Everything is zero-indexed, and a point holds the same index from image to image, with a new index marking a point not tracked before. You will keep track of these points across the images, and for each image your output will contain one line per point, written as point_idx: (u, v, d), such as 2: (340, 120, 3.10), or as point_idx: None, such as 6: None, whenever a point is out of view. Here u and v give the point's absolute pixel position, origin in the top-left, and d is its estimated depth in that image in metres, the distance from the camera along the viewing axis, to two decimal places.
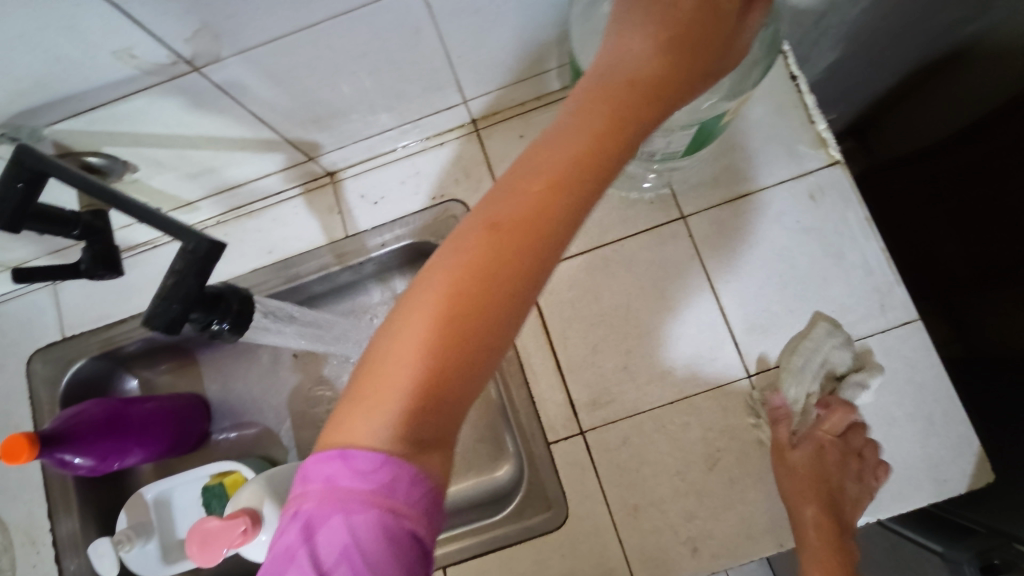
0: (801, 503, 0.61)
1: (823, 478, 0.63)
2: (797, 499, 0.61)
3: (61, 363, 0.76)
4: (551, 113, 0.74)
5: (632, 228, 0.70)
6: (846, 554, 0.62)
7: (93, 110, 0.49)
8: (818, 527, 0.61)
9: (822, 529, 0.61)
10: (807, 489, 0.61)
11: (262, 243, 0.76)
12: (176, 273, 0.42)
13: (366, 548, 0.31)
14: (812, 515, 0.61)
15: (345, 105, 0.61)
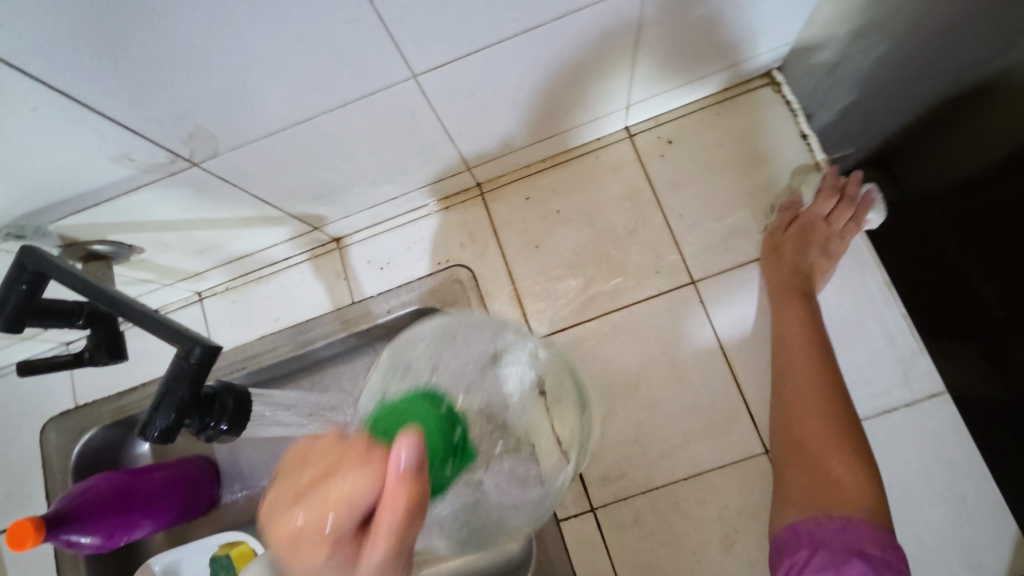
0: (781, 327, 0.61)
1: (807, 279, 0.64)
2: (783, 327, 0.61)
3: (73, 432, 0.76)
4: (556, 176, 0.73)
5: (641, 294, 0.68)
6: (852, 428, 0.55)
7: (97, 206, 0.50)
8: (807, 394, 0.57)
9: (807, 381, 0.58)
10: (786, 289, 0.63)
11: (269, 310, 0.76)
12: (170, 380, 0.42)
13: None
14: (785, 327, 0.61)
15: (346, 181, 0.62)
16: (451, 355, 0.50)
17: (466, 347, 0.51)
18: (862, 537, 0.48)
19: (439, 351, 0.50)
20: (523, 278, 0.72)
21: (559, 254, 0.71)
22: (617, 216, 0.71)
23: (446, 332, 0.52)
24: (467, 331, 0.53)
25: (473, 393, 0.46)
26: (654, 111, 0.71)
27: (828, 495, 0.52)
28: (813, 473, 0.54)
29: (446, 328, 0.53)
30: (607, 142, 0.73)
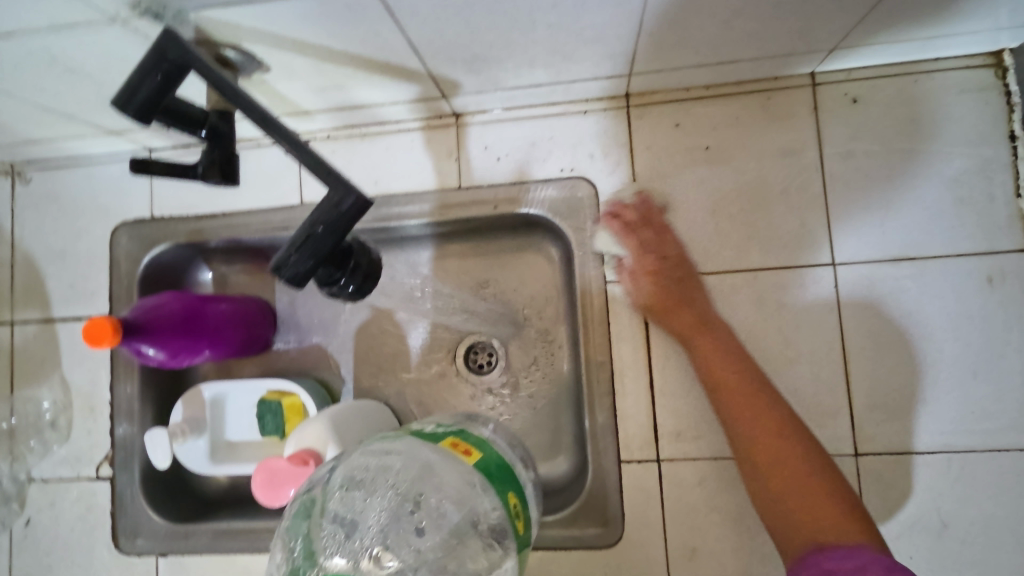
0: (707, 364, 0.59)
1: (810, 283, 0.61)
2: (709, 369, 0.59)
3: (145, 242, 0.74)
4: (716, 109, 0.65)
5: (773, 262, 0.63)
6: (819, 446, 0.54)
7: (247, 3, 0.43)
8: (754, 424, 0.55)
9: (738, 405, 0.56)
10: (702, 327, 0.60)
11: (368, 172, 0.71)
12: (316, 224, 0.37)
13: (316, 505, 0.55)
14: (727, 376, 0.58)
15: (505, 52, 0.54)
16: (382, 513, 0.43)
17: (411, 533, 0.42)
18: (870, 556, 0.44)
19: (387, 519, 0.43)
20: (649, 210, 0.66)
21: (693, 196, 0.65)
22: (771, 171, 0.64)
23: (422, 475, 0.44)
24: (434, 485, 0.44)
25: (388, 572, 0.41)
26: (854, 62, 0.62)
27: (816, 525, 0.49)
28: (793, 503, 0.51)
29: (398, 475, 0.44)
30: (786, 85, 0.64)
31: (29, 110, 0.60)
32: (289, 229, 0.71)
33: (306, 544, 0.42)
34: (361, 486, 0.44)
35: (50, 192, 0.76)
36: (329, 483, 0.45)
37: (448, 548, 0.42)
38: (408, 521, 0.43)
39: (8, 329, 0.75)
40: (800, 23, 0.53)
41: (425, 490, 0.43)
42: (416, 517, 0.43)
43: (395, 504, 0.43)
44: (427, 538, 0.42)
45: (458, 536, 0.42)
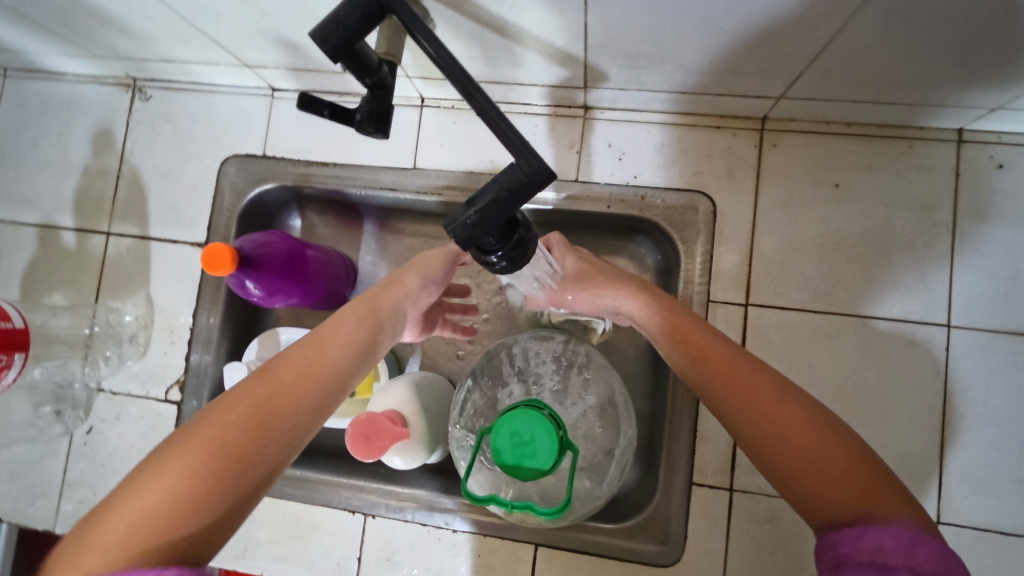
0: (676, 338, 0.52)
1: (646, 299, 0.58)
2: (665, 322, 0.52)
3: (252, 178, 0.74)
4: (852, 148, 0.64)
5: (884, 312, 0.62)
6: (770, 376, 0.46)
7: None
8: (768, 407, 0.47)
9: (714, 362, 0.48)
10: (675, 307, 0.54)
11: (486, 148, 0.71)
12: (499, 188, 0.37)
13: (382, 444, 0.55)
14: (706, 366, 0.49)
15: (669, 53, 0.54)
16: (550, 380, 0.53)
17: (578, 392, 0.52)
18: (894, 533, 0.37)
19: (557, 385, 0.52)
20: (765, 236, 0.65)
21: (813, 231, 0.64)
22: (899, 220, 0.62)
23: (585, 364, 0.55)
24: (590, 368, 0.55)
25: (570, 412, 0.50)
26: (1008, 127, 0.60)
27: (834, 479, 0.41)
28: (799, 452, 0.42)
29: (563, 359, 0.55)
30: (931, 136, 0.63)
31: (183, 27, 0.60)
32: (397, 191, 0.72)
33: (492, 389, 0.53)
34: (534, 360, 0.54)
35: (166, 113, 0.77)
36: (513, 354, 0.56)
37: (601, 412, 0.52)
38: (576, 381, 0.53)
39: (103, 239, 0.76)
40: (980, 76, 0.52)
41: (587, 367, 0.55)
42: (581, 380, 0.53)
43: (563, 370, 0.53)
44: (591, 396, 0.52)
45: (608, 406, 0.53)
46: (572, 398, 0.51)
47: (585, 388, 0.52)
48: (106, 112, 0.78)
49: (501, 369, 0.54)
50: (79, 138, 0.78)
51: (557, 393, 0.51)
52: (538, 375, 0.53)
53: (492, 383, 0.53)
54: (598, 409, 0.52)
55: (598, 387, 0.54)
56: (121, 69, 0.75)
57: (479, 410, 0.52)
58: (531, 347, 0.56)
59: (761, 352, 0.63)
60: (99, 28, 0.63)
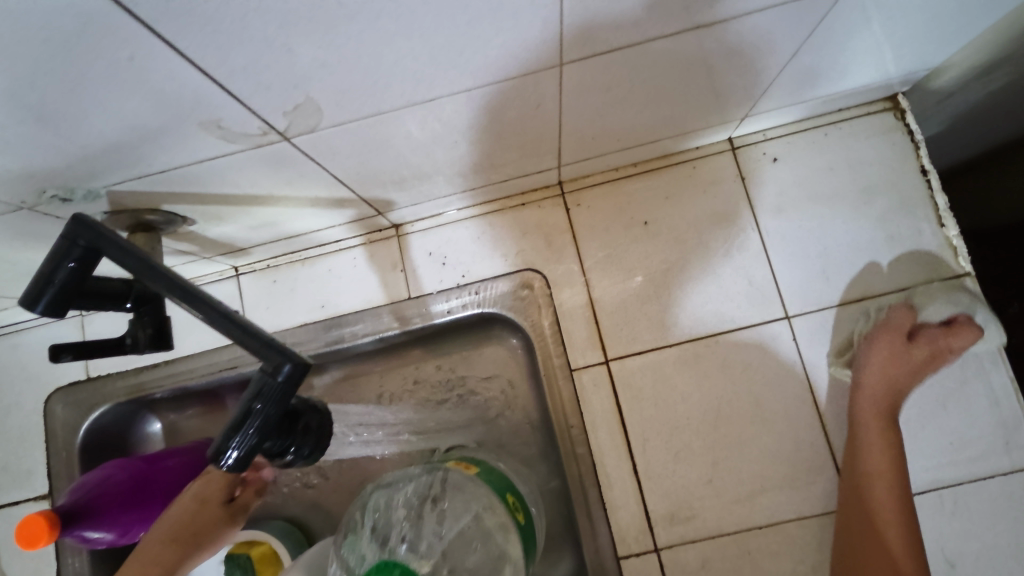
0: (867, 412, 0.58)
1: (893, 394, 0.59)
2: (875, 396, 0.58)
3: (83, 407, 0.69)
4: (646, 184, 0.67)
5: (729, 324, 0.63)
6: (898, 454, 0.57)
7: (157, 174, 0.42)
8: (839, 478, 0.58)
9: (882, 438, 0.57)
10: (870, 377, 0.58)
11: (314, 296, 0.69)
12: (250, 399, 0.35)
13: None
14: (875, 463, 0.56)
15: (433, 169, 0.55)
16: (406, 522, 0.49)
17: (437, 524, 0.49)
18: None
19: (414, 523, 0.49)
20: (600, 291, 0.66)
21: (641, 271, 0.66)
22: (710, 235, 0.65)
23: (447, 489, 0.51)
24: (454, 490, 0.51)
25: (427, 555, 0.46)
26: (764, 126, 0.65)
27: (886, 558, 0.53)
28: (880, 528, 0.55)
29: (418, 490, 0.51)
30: (707, 153, 0.67)
31: None
32: (239, 367, 0.69)
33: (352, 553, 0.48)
34: (386, 510, 0.50)
35: None
36: (365, 507, 0.51)
37: (467, 535, 0.48)
38: (431, 517, 0.49)
39: None
40: (709, 102, 0.56)
41: (443, 496, 0.51)
42: (438, 513, 0.50)
43: (416, 511, 0.50)
44: (449, 529, 0.48)
45: (473, 529, 0.49)
46: (429, 540, 0.47)
47: (441, 523, 0.49)
48: None
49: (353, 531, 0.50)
50: None
51: (415, 533, 0.48)
52: (398, 517, 0.50)
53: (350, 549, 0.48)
54: (459, 536, 0.48)
55: (460, 511, 0.50)
56: None
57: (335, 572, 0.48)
58: (382, 496, 0.52)
59: (637, 402, 0.63)
60: None
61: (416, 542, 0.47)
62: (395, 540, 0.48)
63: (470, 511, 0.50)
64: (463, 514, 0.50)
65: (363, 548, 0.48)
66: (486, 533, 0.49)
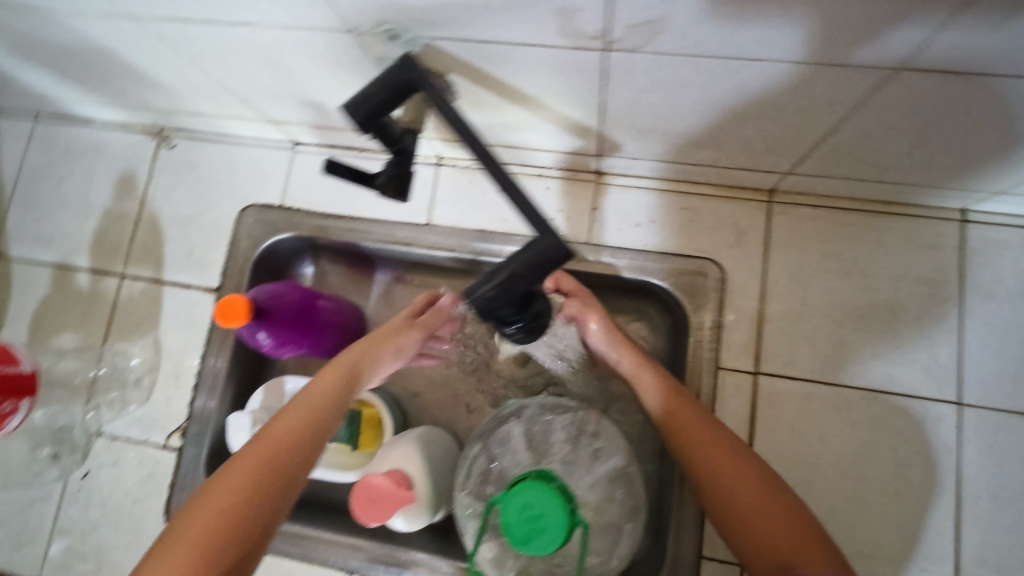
0: (682, 427, 0.54)
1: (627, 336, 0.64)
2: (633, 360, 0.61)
3: (270, 227, 0.75)
4: (856, 223, 0.66)
5: (895, 387, 0.62)
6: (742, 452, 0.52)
7: (477, 43, 0.45)
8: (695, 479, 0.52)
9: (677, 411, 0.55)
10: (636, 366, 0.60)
11: (501, 208, 0.73)
12: (520, 264, 0.38)
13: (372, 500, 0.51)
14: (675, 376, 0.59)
15: (683, 130, 0.56)
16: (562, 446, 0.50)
17: (592, 459, 0.50)
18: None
19: (570, 449, 0.50)
20: (774, 305, 0.65)
21: (821, 303, 0.65)
22: (906, 294, 0.63)
23: (600, 431, 0.52)
24: (606, 433, 0.52)
25: (580, 483, 0.48)
26: (1009, 210, 0.62)
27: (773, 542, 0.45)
28: (752, 518, 0.47)
29: (572, 423, 0.52)
30: (935, 216, 0.64)
31: (213, 86, 0.63)
32: (410, 245, 0.73)
33: (507, 455, 0.51)
34: (545, 432, 0.51)
35: (190, 161, 0.79)
36: (522, 418, 0.53)
37: (613, 481, 0.49)
38: (586, 448, 0.50)
39: (118, 280, 0.77)
40: (979, 164, 0.54)
41: (598, 434, 0.52)
42: (592, 447, 0.51)
43: (572, 440, 0.51)
44: (603, 465, 0.49)
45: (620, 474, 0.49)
46: (582, 470, 0.49)
47: (596, 458, 0.50)
48: (131, 158, 0.80)
49: (510, 436, 0.52)
50: (102, 183, 0.80)
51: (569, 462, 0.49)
52: (554, 438, 0.51)
53: (506, 449, 0.51)
54: (608, 477, 0.49)
55: (611, 456, 0.50)
56: (150, 118, 0.77)
57: (491, 473, 0.51)
58: (537, 416, 0.53)
59: (772, 423, 0.63)
60: (132, 82, 0.66)
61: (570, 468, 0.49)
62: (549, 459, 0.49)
63: (615, 458, 0.50)
64: (612, 458, 0.50)
65: (519, 454, 0.50)
66: (627, 482, 0.50)
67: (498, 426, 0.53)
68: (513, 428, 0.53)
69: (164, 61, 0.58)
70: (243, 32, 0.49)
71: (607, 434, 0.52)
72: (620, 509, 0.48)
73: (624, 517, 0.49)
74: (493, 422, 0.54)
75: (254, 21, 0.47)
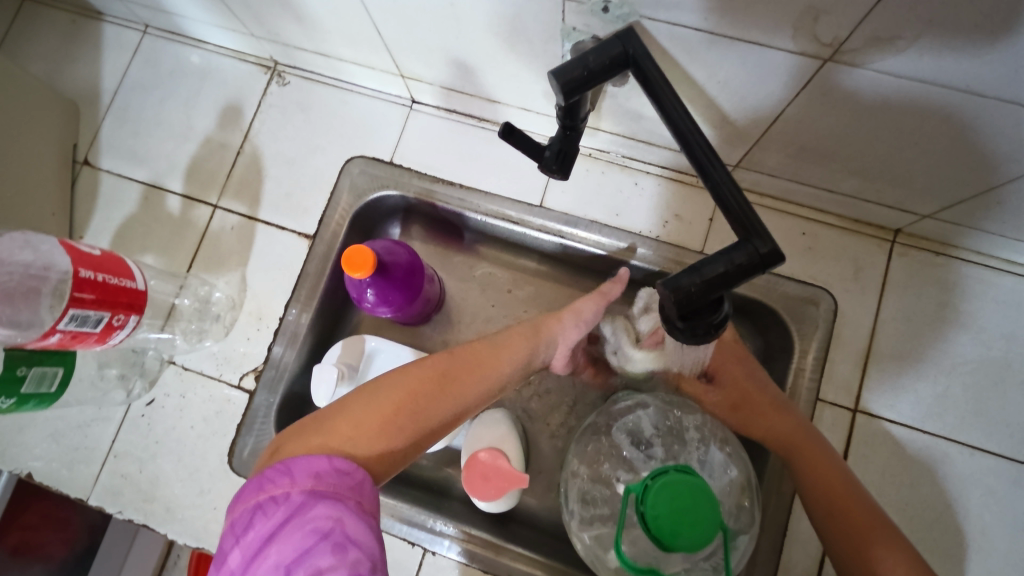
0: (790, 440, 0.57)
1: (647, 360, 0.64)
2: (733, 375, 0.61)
3: (375, 183, 0.74)
4: (975, 277, 0.65)
5: (991, 445, 0.63)
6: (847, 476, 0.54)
7: (690, 30, 0.44)
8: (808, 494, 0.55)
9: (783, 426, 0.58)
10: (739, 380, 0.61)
11: (615, 202, 0.72)
12: (731, 265, 0.36)
13: (497, 475, 0.50)
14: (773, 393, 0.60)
15: (845, 154, 0.55)
16: (696, 450, 0.50)
17: (724, 465, 0.50)
18: None
19: (703, 453, 0.50)
20: (881, 345, 0.66)
21: (928, 351, 0.65)
22: (1015, 356, 0.64)
23: (729, 442, 0.52)
24: (733, 445, 0.52)
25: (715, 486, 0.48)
26: None
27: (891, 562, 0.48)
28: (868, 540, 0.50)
29: (701, 426, 0.52)
30: None
31: (364, 29, 0.61)
32: (518, 223, 0.72)
33: (639, 447, 0.50)
34: (677, 430, 0.51)
35: (300, 102, 0.77)
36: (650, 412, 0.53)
37: (743, 490, 0.50)
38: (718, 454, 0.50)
39: (210, 211, 0.75)
40: None
41: (727, 442, 0.52)
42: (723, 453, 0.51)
43: (702, 440, 0.51)
44: (733, 472, 0.50)
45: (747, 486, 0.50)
46: (715, 473, 0.49)
47: (728, 464, 0.50)
48: (239, 89, 0.78)
49: (643, 427, 0.51)
50: (206, 109, 0.78)
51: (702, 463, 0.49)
52: (686, 437, 0.51)
53: (637, 441, 0.51)
54: (739, 487, 0.50)
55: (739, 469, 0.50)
56: (269, 51, 0.75)
57: (617, 464, 0.50)
58: (665, 412, 0.53)
59: (864, 462, 0.63)
60: (277, 11, 0.64)
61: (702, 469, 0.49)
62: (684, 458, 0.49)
63: (743, 471, 0.50)
64: (740, 471, 0.50)
65: (651, 446, 0.50)
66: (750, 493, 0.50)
67: (622, 418, 0.53)
68: (644, 421, 0.52)
69: None
70: None
71: (735, 448, 0.52)
72: (749, 517, 0.49)
73: (750, 526, 0.49)
74: (614, 412, 0.55)
75: None
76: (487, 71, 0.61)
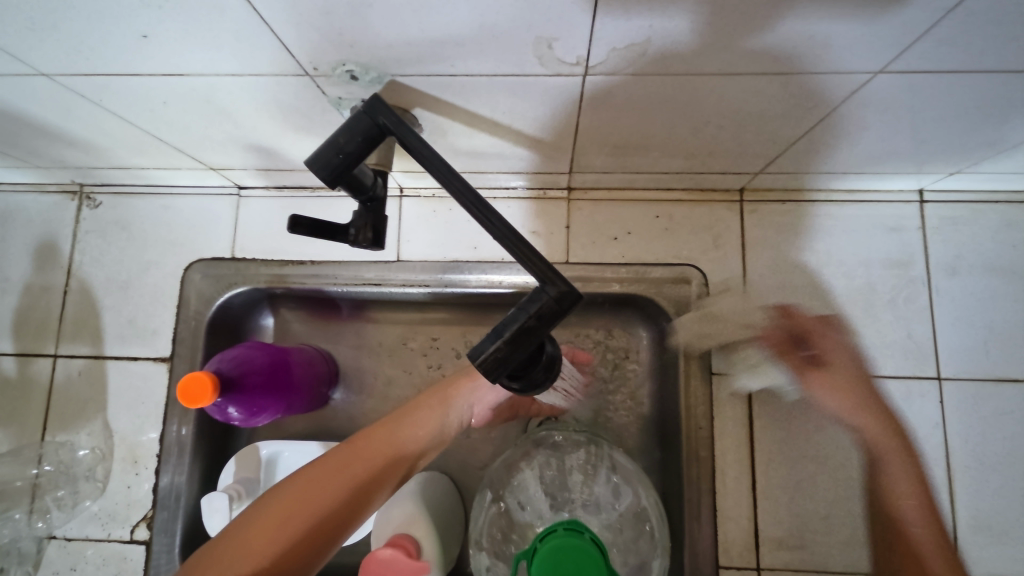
0: None
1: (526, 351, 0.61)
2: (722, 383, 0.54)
3: (221, 283, 0.69)
4: (824, 214, 0.67)
5: (878, 370, 0.64)
6: None
7: (449, 76, 0.42)
8: None
9: None
10: None
11: (471, 235, 0.70)
12: (530, 317, 0.35)
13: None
14: None
15: (657, 143, 0.55)
16: (584, 490, 0.51)
17: (613, 496, 0.51)
18: None
19: (590, 492, 0.51)
20: (757, 302, 0.67)
21: (802, 297, 0.66)
22: (878, 279, 0.66)
23: (618, 469, 0.53)
24: (622, 471, 0.54)
25: (605, 523, 0.50)
26: (959, 191, 0.66)
27: None
28: None
29: (584, 461, 0.53)
30: (895, 198, 0.67)
31: (145, 141, 0.57)
32: (382, 285, 0.69)
33: (527, 505, 0.50)
34: (562, 476, 0.51)
35: (118, 219, 0.71)
36: (533, 463, 0.53)
37: (637, 513, 0.51)
38: (605, 488, 0.51)
39: (51, 362, 0.69)
40: (939, 153, 0.56)
41: (614, 469, 0.53)
42: (611, 485, 0.52)
43: (588, 476, 0.52)
44: (622, 501, 0.51)
45: (642, 509, 0.52)
46: (604, 512, 0.50)
47: (617, 495, 0.51)
48: (47, 223, 0.72)
49: (526, 486, 0.51)
50: (17, 255, 0.71)
51: (590, 504, 0.50)
52: (573, 478, 0.51)
53: (524, 500, 0.50)
54: (633, 513, 0.51)
55: (629, 495, 0.52)
56: (65, 177, 0.69)
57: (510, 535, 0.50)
58: (551, 455, 0.53)
59: (770, 422, 0.64)
60: (44, 142, 0.58)
61: (591, 509, 0.50)
62: (571, 504, 0.50)
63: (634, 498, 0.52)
64: (631, 496, 0.52)
65: (538, 501, 0.50)
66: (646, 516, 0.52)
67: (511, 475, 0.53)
68: (529, 476, 0.52)
69: (87, 121, 0.52)
70: (179, 85, 0.44)
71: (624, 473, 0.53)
72: (650, 541, 0.51)
73: (653, 544, 0.51)
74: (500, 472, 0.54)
75: (187, 71, 0.42)
76: (287, 149, 0.58)
